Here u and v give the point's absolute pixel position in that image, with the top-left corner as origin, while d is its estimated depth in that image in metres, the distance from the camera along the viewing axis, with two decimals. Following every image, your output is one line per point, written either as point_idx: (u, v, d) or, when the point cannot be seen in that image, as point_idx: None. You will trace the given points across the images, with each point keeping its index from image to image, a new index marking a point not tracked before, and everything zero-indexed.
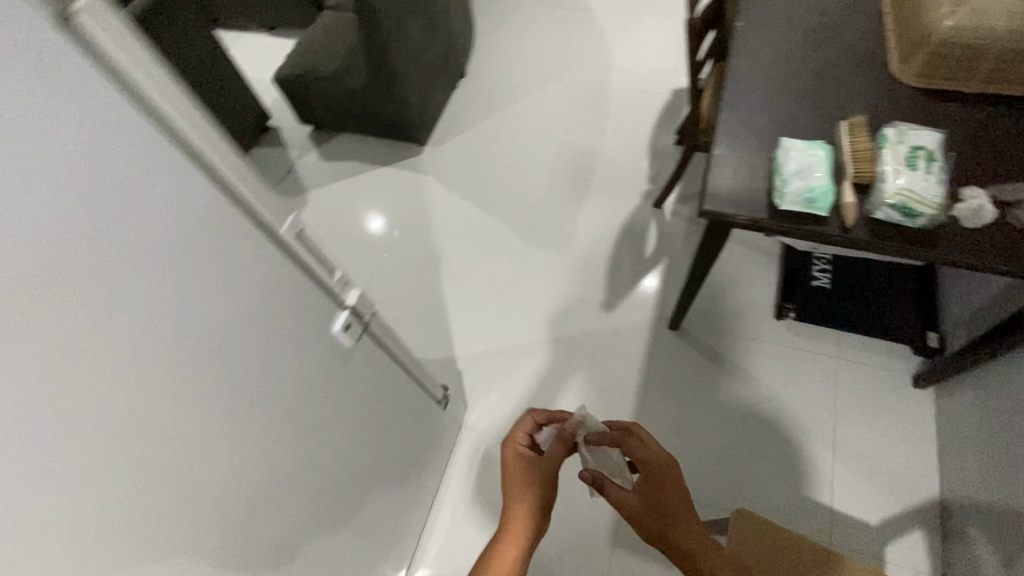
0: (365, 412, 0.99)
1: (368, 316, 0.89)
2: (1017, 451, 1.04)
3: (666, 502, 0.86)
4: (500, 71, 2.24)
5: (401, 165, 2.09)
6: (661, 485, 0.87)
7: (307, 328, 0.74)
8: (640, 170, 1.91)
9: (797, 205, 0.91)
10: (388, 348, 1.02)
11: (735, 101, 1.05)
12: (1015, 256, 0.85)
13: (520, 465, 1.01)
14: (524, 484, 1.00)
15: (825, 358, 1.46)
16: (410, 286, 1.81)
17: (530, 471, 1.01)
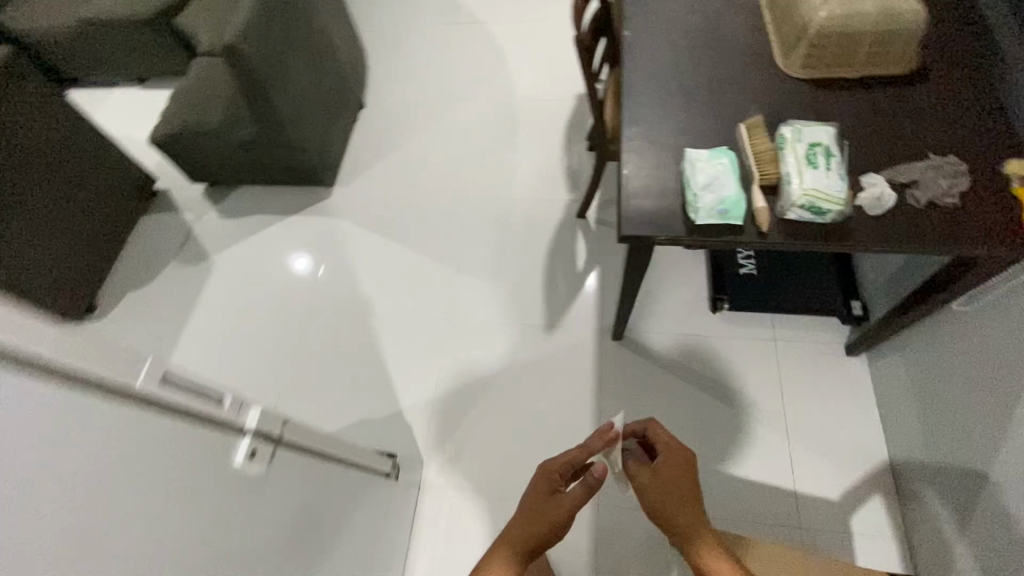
0: (315, 496, 0.87)
1: (278, 431, 0.73)
2: (957, 411, 1.12)
3: (671, 480, 0.90)
4: (401, 102, 2.17)
5: (310, 213, 1.96)
6: (672, 468, 0.92)
7: (230, 426, 0.63)
8: (558, 181, 1.89)
9: (711, 218, 0.94)
10: (317, 445, 0.86)
11: (638, 117, 1.08)
12: (918, 236, 0.91)
13: (542, 491, 0.92)
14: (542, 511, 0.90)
15: (763, 344, 1.52)
16: (339, 342, 1.68)
17: (553, 504, 0.90)
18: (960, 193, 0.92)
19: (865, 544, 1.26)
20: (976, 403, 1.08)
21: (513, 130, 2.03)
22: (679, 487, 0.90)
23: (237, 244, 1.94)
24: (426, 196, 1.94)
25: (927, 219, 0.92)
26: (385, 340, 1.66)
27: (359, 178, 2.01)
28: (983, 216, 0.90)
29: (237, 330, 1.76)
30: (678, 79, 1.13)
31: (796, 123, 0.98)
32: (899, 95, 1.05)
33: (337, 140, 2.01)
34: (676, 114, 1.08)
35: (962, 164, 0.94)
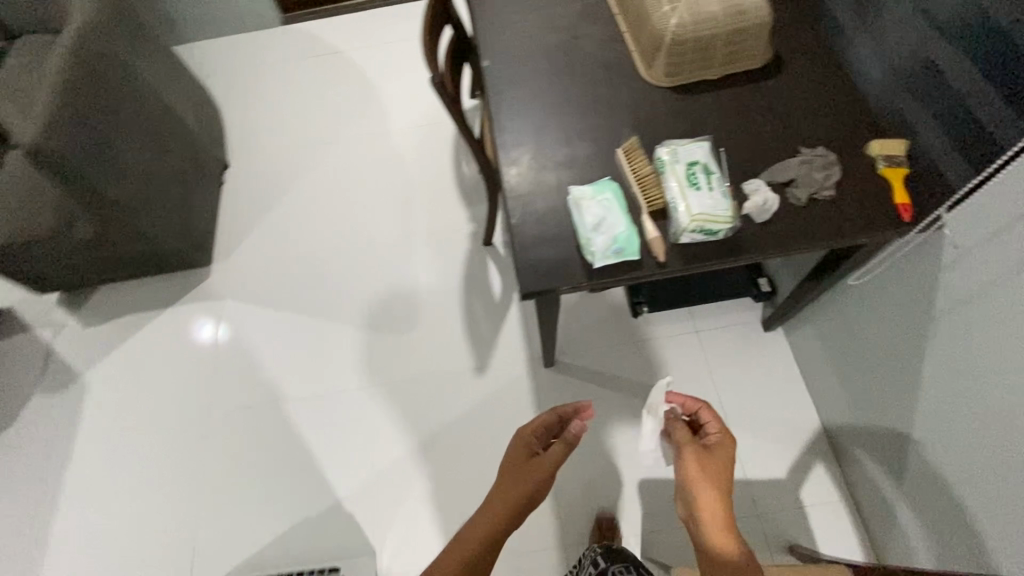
0: None
1: None
2: (872, 375, 1.17)
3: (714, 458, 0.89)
4: (270, 155, 1.99)
5: (191, 298, 1.75)
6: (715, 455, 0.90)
7: None
8: (456, 211, 1.80)
9: (607, 259, 0.89)
10: None
11: (514, 158, 1.02)
12: (807, 235, 0.90)
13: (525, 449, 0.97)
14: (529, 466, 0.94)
15: (687, 338, 1.52)
16: (255, 440, 1.51)
17: (534, 462, 0.95)
18: (835, 184, 0.93)
19: (818, 513, 1.30)
20: (887, 368, 1.12)
21: (400, 164, 1.91)
22: (706, 467, 0.87)
23: (112, 353, 1.69)
24: (319, 254, 1.78)
25: (811, 216, 0.92)
26: (307, 425, 1.51)
27: (240, 249, 1.82)
28: (860, 203, 0.91)
29: (133, 453, 1.54)
30: (547, 108, 1.08)
31: (671, 141, 0.95)
32: (761, 89, 1.05)
33: (204, 212, 1.80)
34: (551, 148, 1.03)
35: (830, 153, 0.95)
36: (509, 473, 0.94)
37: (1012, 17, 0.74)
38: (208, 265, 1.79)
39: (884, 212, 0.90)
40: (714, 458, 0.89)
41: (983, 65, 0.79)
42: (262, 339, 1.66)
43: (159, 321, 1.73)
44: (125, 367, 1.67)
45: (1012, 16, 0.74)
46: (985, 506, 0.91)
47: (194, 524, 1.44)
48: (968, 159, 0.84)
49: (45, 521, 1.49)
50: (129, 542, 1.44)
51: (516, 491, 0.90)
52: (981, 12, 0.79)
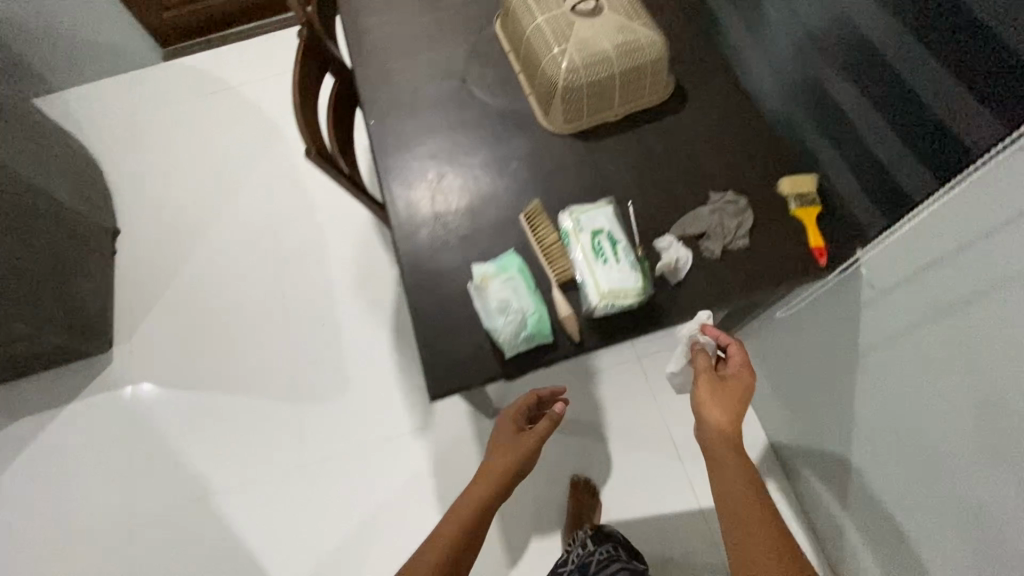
0: None
1: None
2: (808, 398, 1.16)
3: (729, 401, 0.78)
4: (169, 214, 1.82)
5: (93, 388, 1.58)
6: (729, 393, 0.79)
7: None
8: (380, 255, 1.69)
9: (519, 347, 0.81)
10: None
11: (409, 233, 0.93)
12: (724, 292, 0.85)
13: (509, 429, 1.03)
14: (518, 441, 1.00)
15: (629, 366, 1.49)
16: (186, 542, 1.39)
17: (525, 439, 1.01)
18: (748, 231, 0.88)
19: None
20: (821, 394, 1.10)
21: (313, 209, 1.78)
22: (723, 403, 0.78)
23: (7, 464, 1.50)
24: (234, 321, 1.64)
25: (727, 270, 0.86)
26: (241, 517, 1.41)
27: (143, 327, 1.65)
28: (775, 250, 0.87)
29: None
30: (441, 171, 0.99)
31: (574, 205, 0.87)
32: (665, 127, 0.99)
33: (95, 292, 1.63)
34: (449, 218, 0.94)
35: (740, 197, 0.90)
36: (501, 453, 0.98)
37: (920, 77, 0.73)
38: (110, 349, 1.62)
39: (799, 257, 0.86)
40: (729, 390, 0.79)
41: (894, 119, 0.78)
42: (182, 426, 1.52)
43: (57, 421, 1.54)
44: (23, 480, 1.49)
45: (922, 75, 0.72)
46: (924, 537, 0.91)
47: None
48: (880, 210, 0.82)
49: None
50: None
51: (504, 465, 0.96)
52: (891, 68, 0.78)
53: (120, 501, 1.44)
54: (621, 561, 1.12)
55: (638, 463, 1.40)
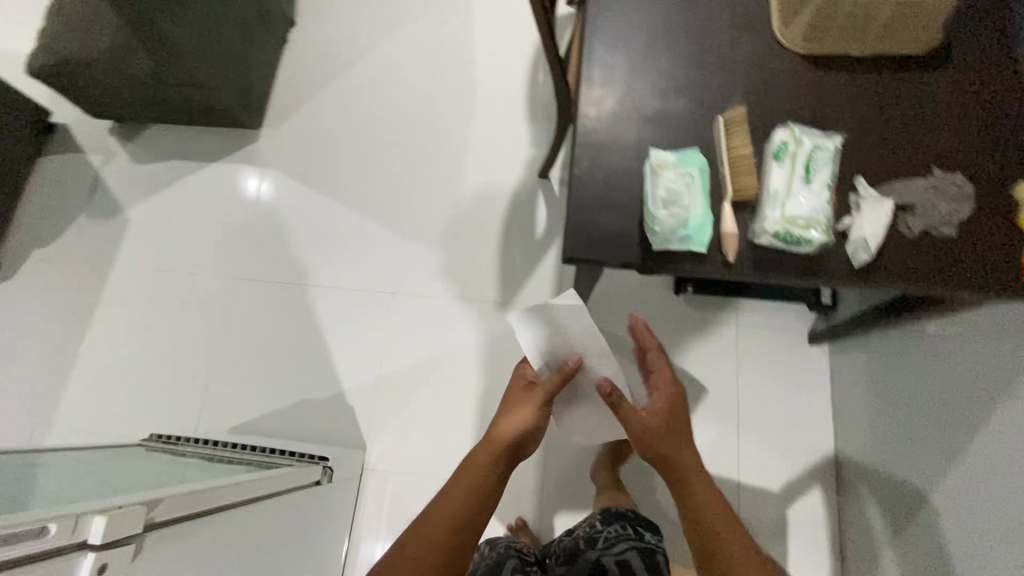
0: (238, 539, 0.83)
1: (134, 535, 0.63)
2: (907, 422, 1.08)
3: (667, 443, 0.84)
4: (338, 19, 1.84)
5: (234, 158, 1.72)
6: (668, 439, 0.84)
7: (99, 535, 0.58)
8: (520, 129, 1.66)
9: (671, 243, 0.79)
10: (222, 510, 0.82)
11: (598, 98, 0.89)
12: (905, 271, 0.78)
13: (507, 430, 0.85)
14: (488, 437, 0.85)
15: (724, 329, 1.45)
16: (274, 317, 1.54)
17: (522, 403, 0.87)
18: (960, 224, 0.79)
19: (798, 533, 1.30)
20: (924, 422, 1.04)
21: (471, 63, 1.75)
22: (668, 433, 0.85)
23: (155, 196, 1.70)
24: (366, 145, 1.69)
25: (918, 252, 0.78)
26: (324, 314, 1.54)
27: (291, 119, 1.74)
28: (980, 252, 0.78)
29: (161, 293, 1.60)
30: (649, 42, 0.91)
31: (796, 126, 0.82)
32: (912, 83, 0.86)
33: (261, 69, 1.71)
34: (641, 94, 0.89)
35: (968, 183, 0.80)
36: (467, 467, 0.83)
37: None
38: (258, 129, 1.74)
39: (1004, 270, 0.77)
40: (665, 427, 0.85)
41: None
42: (299, 222, 1.63)
43: (199, 175, 1.71)
44: (162, 212, 1.68)
45: None
46: None
47: (207, 375, 1.51)
48: None
49: (75, 338, 1.57)
50: (148, 381, 1.51)
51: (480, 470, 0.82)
52: None
53: (234, 263, 1.61)
54: (631, 542, 1.05)
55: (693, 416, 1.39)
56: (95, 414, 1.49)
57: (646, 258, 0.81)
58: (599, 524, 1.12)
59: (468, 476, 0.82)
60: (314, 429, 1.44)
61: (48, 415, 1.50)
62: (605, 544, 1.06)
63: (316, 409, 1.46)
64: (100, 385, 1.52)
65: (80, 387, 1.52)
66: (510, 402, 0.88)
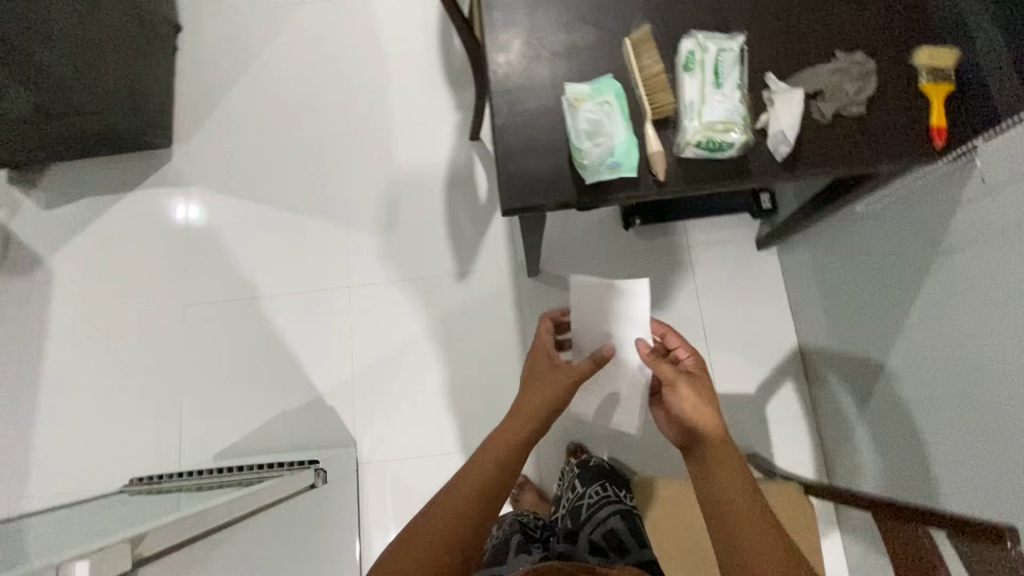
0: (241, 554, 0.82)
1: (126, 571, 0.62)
2: (856, 300, 1.15)
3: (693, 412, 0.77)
4: (227, 14, 1.73)
5: (152, 182, 1.62)
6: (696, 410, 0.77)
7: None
8: (441, 95, 1.62)
9: (602, 174, 0.80)
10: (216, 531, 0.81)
11: (504, 44, 0.87)
12: (825, 156, 0.81)
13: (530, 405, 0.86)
14: (515, 411, 0.85)
15: (678, 253, 1.49)
16: (233, 336, 1.50)
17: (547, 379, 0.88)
18: (867, 99, 0.82)
19: (778, 426, 1.37)
20: (871, 297, 1.10)
21: (376, 36, 1.68)
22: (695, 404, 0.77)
23: (76, 239, 1.60)
24: (287, 142, 1.63)
25: (834, 134, 0.81)
26: (284, 322, 1.50)
27: (202, 130, 1.65)
28: (889, 123, 0.81)
29: (108, 337, 1.52)
30: None
31: (700, 34, 0.83)
32: None
33: (157, 83, 1.60)
34: (546, 31, 0.87)
35: (868, 60, 0.83)
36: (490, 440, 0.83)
37: None
38: (169, 147, 1.65)
39: (913, 136, 0.81)
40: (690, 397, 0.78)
41: None
42: (236, 236, 1.57)
43: (118, 208, 1.61)
44: (87, 254, 1.59)
45: None
46: (938, 434, 0.95)
47: (178, 409, 1.46)
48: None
49: (28, 403, 1.49)
50: (117, 428, 1.46)
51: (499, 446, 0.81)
52: None
53: (178, 291, 1.54)
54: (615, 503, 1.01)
55: None
56: (70, 474, 1.43)
57: (581, 194, 0.82)
58: (579, 488, 1.06)
59: (492, 449, 0.81)
60: (300, 437, 1.43)
61: (20, 487, 1.43)
62: (591, 512, 1.01)
63: (298, 417, 1.44)
64: (67, 444, 1.46)
65: (46, 450, 1.45)
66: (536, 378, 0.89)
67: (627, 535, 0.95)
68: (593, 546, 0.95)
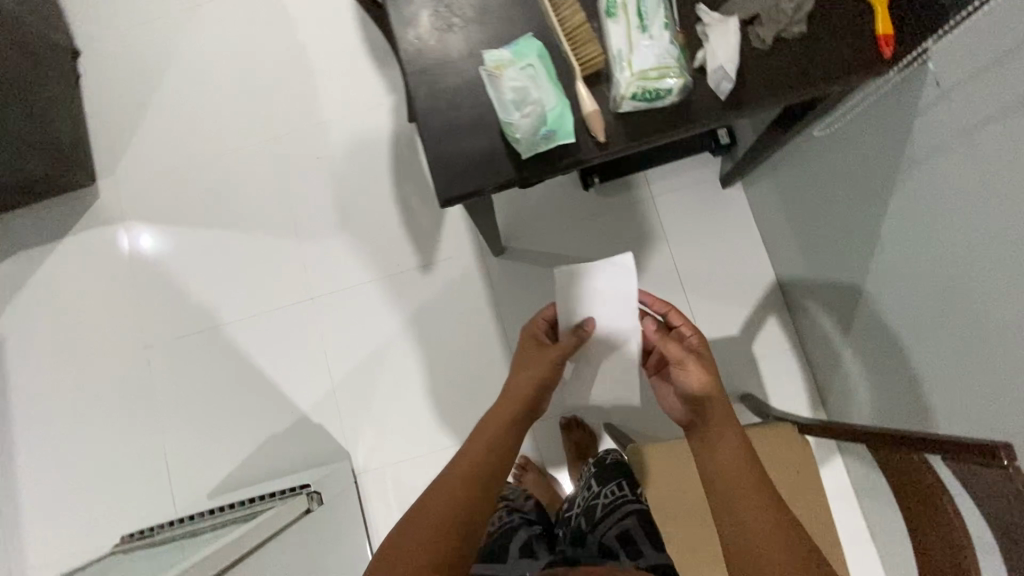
0: None
1: None
2: (826, 226, 1.12)
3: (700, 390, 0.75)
4: (127, 28, 1.60)
5: (84, 224, 1.52)
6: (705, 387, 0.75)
7: None
8: (371, 79, 1.52)
9: (537, 146, 0.74)
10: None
11: (412, 18, 0.79)
12: (770, 86, 0.75)
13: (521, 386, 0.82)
14: (506, 394, 0.81)
15: (643, 205, 1.44)
16: (203, 369, 1.44)
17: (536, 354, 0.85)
18: (807, 16, 0.76)
19: (767, 363, 1.36)
20: (839, 220, 1.07)
21: (293, 25, 1.56)
22: (702, 382, 0.75)
23: (17, 297, 1.51)
24: (219, 157, 1.53)
25: (776, 61, 0.76)
26: (252, 345, 1.44)
27: (125, 159, 1.54)
28: (833, 38, 0.75)
29: (74, 393, 1.46)
30: None
31: None
32: None
33: (65, 117, 1.49)
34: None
35: None
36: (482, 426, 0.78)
37: None
38: (94, 183, 1.54)
39: (860, 47, 0.75)
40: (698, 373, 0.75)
41: None
42: (186, 264, 1.49)
43: (54, 256, 1.52)
44: (32, 310, 1.50)
45: None
46: (923, 349, 0.93)
47: (162, 452, 1.42)
48: None
49: (7, 470, 1.44)
50: (103, 483, 1.41)
51: (495, 427, 0.78)
52: None
53: (137, 332, 1.47)
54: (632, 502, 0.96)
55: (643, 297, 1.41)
56: (65, 536, 1.39)
57: (520, 171, 0.75)
58: (596, 487, 1.01)
59: (485, 433, 0.77)
60: (293, 458, 1.39)
61: (17, 556, 1.39)
62: (605, 514, 0.96)
63: (285, 438, 1.40)
64: (56, 508, 1.41)
65: (35, 518, 1.41)
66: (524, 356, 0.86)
67: (642, 538, 0.92)
68: (604, 550, 0.92)
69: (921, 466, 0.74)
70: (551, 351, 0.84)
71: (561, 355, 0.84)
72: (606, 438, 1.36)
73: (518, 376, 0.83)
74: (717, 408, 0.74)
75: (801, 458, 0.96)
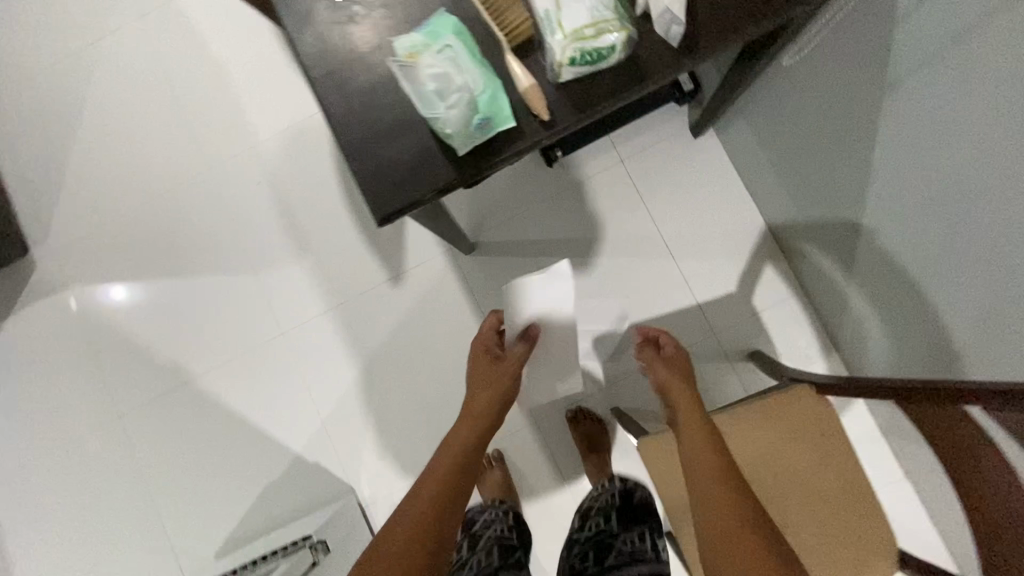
0: None
1: None
2: (811, 162, 1.03)
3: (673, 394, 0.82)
4: (28, 79, 1.46)
5: (26, 298, 1.42)
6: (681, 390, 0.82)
7: None
8: (301, 89, 1.40)
9: (472, 139, 0.64)
10: None
11: (307, 14, 0.68)
12: (727, 21, 0.65)
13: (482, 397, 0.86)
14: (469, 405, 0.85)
15: (613, 171, 1.34)
16: (184, 428, 1.36)
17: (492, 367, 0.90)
18: None
19: (771, 315, 1.29)
20: (824, 154, 0.98)
21: (206, 45, 1.44)
22: (676, 386, 0.83)
23: None
24: (155, 200, 1.42)
25: None
26: (231, 394, 1.36)
27: (56, 222, 1.43)
28: None
29: (54, 477, 1.37)
30: None
31: None
32: None
33: None
34: None
35: None
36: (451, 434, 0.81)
37: None
38: (28, 253, 1.43)
39: None
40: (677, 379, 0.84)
41: None
42: (145, 320, 1.39)
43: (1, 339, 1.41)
44: None
45: None
46: (935, 282, 0.85)
47: (158, 522, 1.34)
48: None
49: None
50: (103, 565, 1.34)
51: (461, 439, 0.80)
52: None
53: (107, 401, 1.38)
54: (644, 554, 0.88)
55: (630, 269, 1.32)
56: None
57: (457, 170, 0.66)
58: (606, 525, 0.93)
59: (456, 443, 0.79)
60: (296, 503, 1.32)
61: None
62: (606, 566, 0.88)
63: (284, 484, 1.33)
64: None
65: None
66: (478, 369, 0.91)
67: None
68: None
69: (964, 415, 0.69)
70: (505, 361, 0.91)
71: (517, 367, 0.90)
72: (616, 425, 1.29)
73: (481, 390, 0.87)
74: (687, 405, 0.79)
75: (826, 423, 0.88)
